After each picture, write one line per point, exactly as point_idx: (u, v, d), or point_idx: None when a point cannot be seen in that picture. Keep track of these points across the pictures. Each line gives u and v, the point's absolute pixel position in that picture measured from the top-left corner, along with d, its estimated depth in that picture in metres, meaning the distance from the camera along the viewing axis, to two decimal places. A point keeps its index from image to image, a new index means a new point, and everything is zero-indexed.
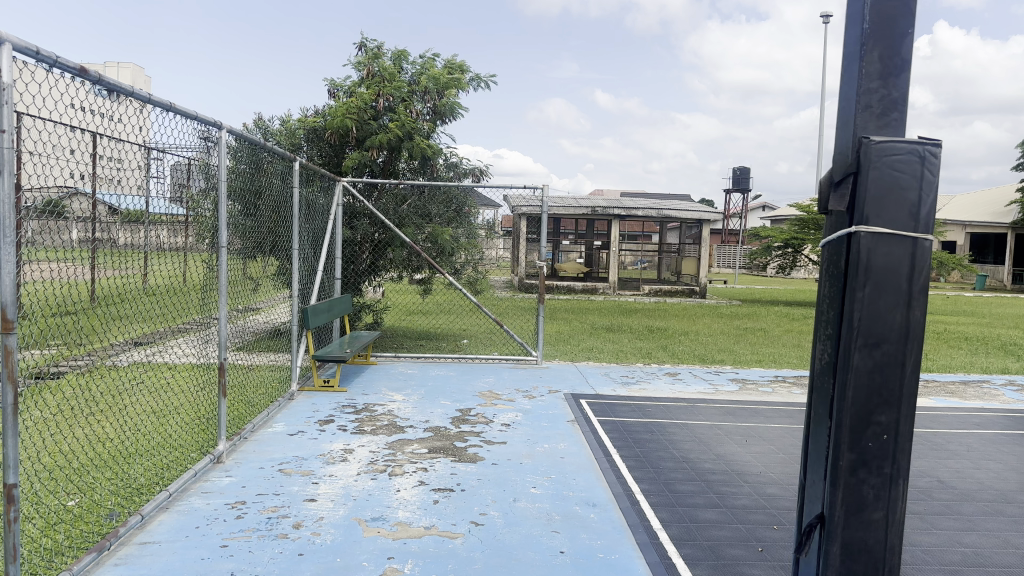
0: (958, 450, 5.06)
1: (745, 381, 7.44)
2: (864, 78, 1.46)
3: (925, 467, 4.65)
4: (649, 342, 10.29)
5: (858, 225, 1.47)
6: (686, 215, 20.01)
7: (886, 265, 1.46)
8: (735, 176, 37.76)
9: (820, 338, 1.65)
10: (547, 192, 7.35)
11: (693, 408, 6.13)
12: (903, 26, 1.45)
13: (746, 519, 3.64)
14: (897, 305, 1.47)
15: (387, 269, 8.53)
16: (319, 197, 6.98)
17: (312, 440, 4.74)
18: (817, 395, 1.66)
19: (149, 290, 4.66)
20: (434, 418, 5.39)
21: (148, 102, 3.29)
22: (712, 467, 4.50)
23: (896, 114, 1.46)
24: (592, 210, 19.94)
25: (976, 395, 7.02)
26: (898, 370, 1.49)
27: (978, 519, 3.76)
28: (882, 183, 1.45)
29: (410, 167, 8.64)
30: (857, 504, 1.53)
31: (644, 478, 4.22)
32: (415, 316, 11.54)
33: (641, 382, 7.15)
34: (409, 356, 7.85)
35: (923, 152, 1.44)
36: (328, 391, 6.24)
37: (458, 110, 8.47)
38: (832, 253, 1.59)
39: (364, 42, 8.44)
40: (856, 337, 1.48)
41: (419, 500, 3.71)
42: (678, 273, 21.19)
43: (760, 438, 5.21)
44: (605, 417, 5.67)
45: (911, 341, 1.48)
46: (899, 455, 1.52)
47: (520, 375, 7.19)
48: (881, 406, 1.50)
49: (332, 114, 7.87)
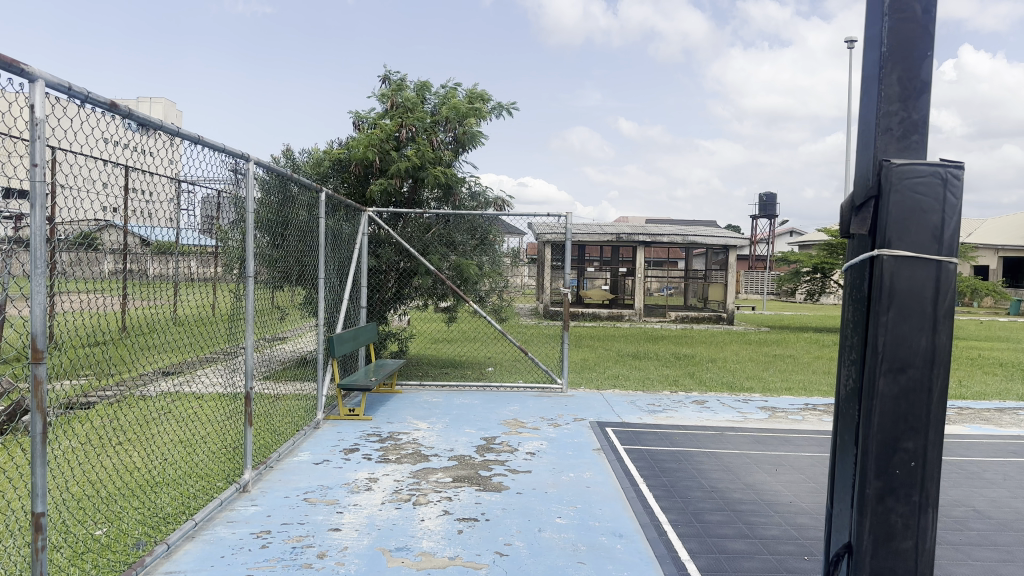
0: (995, 479, 4.92)
1: (775, 409, 7.31)
2: (884, 100, 1.46)
3: (959, 496, 4.53)
4: (676, 369, 10.19)
5: (880, 248, 1.45)
6: (711, 242, 19.88)
7: (909, 289, 1.44)
8: (763, 203, 37.55)
9: (845, 363, 1.63)
10: (571, 220, 7.35)
11: (722, 436, 6.04)
12: (922, 48, 1.44)
13: (776, 550, 3.56)
14: (922, 329, 1.44)
15: (412, 296, 8.58)
16: (344, 226, 7.03)
17: (337, 469, 4.75)
18: (843, 422, 1.63)
19: (177, 320, 4.69)
20: (458, 446, 5.37)
21: (177, 135, 3.36)
22: (742, 497, 4.42)
23: (917, 137, 1.45)
24: (616, 236, 19.92)
25: (1013, 422, 6.84)
26: (924, 397, 1.46)
27: (1014, 550, 3.65)
28: (903, 206, 1.43)
29: (435, 197, 8.69)
30: (885, 532, 1.49)
31: (671, 509, 4.15)
32: (440, 344, 11.56)
33: (668, 410, 7.08)
34: (434, 384, 7.84)
35: (945, 174, 1.42)
36: (354, 420, 6.24)
37: (479, 138, 8.54)
38: (854, 278, 1.57)
39: (387, 74, 8.55)
40: (880, 362, 1.45)
41: (443, 530, 3.68)
42: (705, 300, 21.04)
43: (790, 467, 5.11)
44: (632, 446, 5.60)
45: (938, 365, 1.45)
46: (928, 482, 1.48)
47: (546, 403, 7.14)
48: (907, 432, 1.46)
49: (356, 144, 7.99)
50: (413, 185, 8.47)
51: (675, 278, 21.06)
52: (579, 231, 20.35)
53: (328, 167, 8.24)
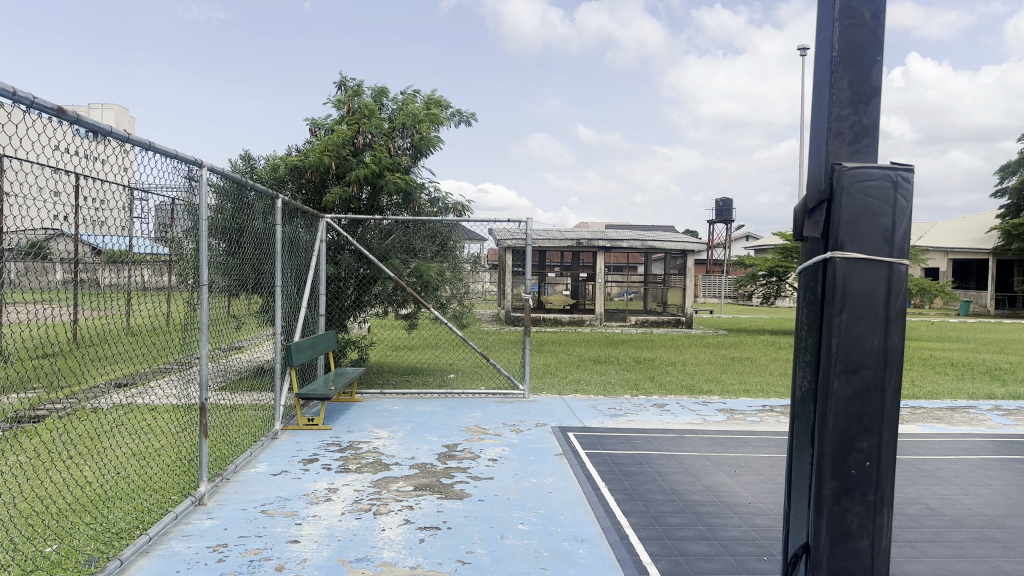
0: (946, 476, 5.05)
1: (733, 411, 7.41)
2: (835, 105, 1.48)
3: (913, 494, 4.64)
4: (637, 373, 10.26)
5: (833, 250, 1.47)
6: (669, 246, 20.09)
7: (861, 290, 1.46)
8: (720, 209, 38.09)
9: (800, 365, 1.65)
10: (532, 226, 7.37)
11: (682, 438, 6.10)
12: (872, 53, 1.47)
13: (736, 551, 3.60)
14: (874, 329, 1.47)
15: (372, 304, 8.52)
16: (301, 233, 6.95)
17: (296, 480, 4.66)
18: (798, 422, 1.65)
19: (131, 330, 4.57)
20: (419, 454, 5.33)
21: (128, 142, 3.27)
22: (702, 499, 4.46)
23: (867, 140, 1.48)
24: (577, 241, 20.00)
25: (963, 420, 7.04)
26: (878, 397, 1.48)
27: (967, 546, 3.74)
28: (854, 209, 1.45)
29: (394, 203, 8.66)
30: (842, 532, 1.51)
31: (632, 512, 4.16)
32: (401, 351, 11.47)
33: (629, 414, 7.12)
34: (395, 392, 7.78)
35: (896, 176, 1.44)
36: (312, 429, 6.15)
37: (437, 144, 8.51)
38: (808, 280, 1.60)
39: (343, 80, 8.50)
40: (834, 363, 1.47)
41: (405, 539, 3.64)
42: (665, 304, 21.26)
43: (749, 468, 5.18)
44: (594, 450, 5.62)
45: (890, 366, 1.48)
46: (882, 481, 1.50)
47: (508, 409, 7.12)
48: (862, 432, 1.48)
49: (312, 150, 7.94)
50: (372, 193, 8.41)
51: (634, 283, 21.23)
52: (539, 237, 20.38)
53: (285, 173, 8.13)
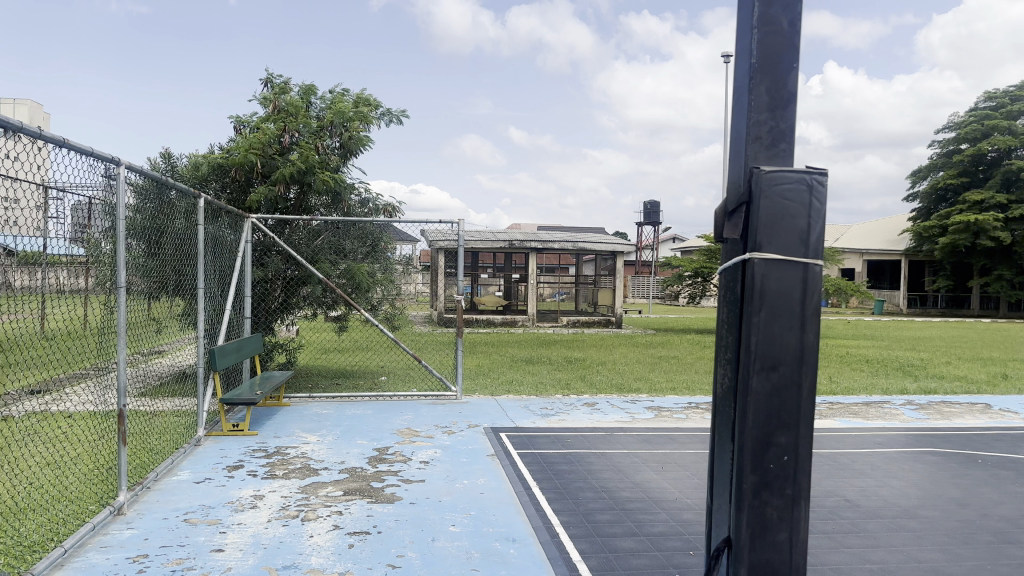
0: (862, 469, 5.26)
1: (662, 409, 7.56)
2: (754, 110, 1.53)
3: (831, 486, 4.82)
4: (568, 373, 10.36)
5: (752, 251, 1.51)
6: (599, 247, 20.37)
7: (778, 289, 1.51)
8: (648, 211, 38.85)
9: (720, 363, 1.70)
10: (463, 227, 7.36)
11: (612, 437, 6.19)
12: (789, 60, 1.52)
13: (664, 546, 3.67)
14: (791, 327, 1.52)
15: (300, 306, 8.35)
16: (225, 233, 6.75)
17: (220, 487, 4.53)
18: (719, 419, 1.70)
19: (44, 334, 4.35)
20: (349, 458, 5.25)
21: (41, 138, 3.10)
22: (631, 496, 4.53)
23: (784, 145, 1.53)
24: (509, 243, 20.06)
25: (878, 415, 7.37)
26: (795, 393, 1.53)
27: (881, 535, 3.91)
28: (771, 211, 1.50)
29: (323, 203, 8.52)
30: (761, 525, 1.56)
31: (563, 510, 4.20)
32: (330, 354, 11.28)
33: (560, 413, 7.18)
34: (324, 395, 7.63)
35: (811, 180, 1.50)
36: (238, 435, 5.98)
37: (367, 143, 8.41)
38: (728, 280, 1.64)
39: (270, 77, 8.31)
40: (753, 360, 1.51)
41: (334, 545, 3.57)
42: (595, 305, 21.54)
43: (676, 465, 5.29)
44: (525, 450, 5.64)
45: (806, 363, 1.53)
46: (799, 474, 1.56)
47: (439, 411, 7.09)
48: (779, 427, 1.53)
49: (237, 148, 7.72)
50: (300, 192, 8.24)
51: (565, 283, 21.43)
52: (471, 238, 20.37)
53: (208, 172, 7.88)
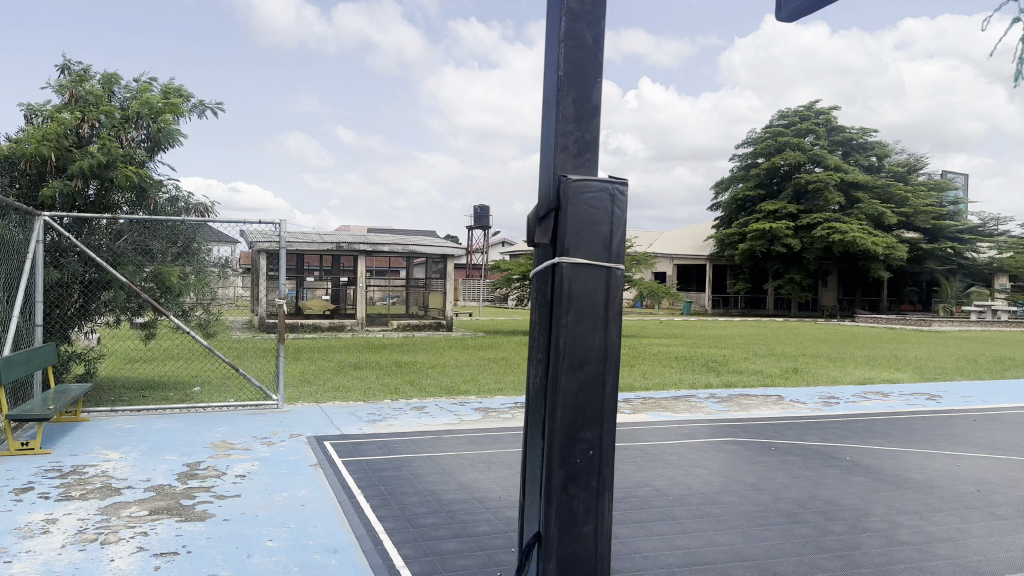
0: (671, 459, 5.65)
1: (488, 410, 7.69)
2: (561, 120, 1.59)
3: (643, 477, 5.13)
4: (397, 377, 10.27)
5: (560, 256, 1.58)
6: (428, 250, 20.38)
7: (584, 292, 1.58)
8: (476, 215, 39.40)
9: (531, 364, 1.75)
10: (285, 227, 7.09)
11: (439, 440, 6.21)
12: (593, 74, 1.60)
13: (487, 545, 3.74)
14: (596, 329, 1.60)
15: (101, 312, 7.65)
16: (10, 231, 6.05)
17: (3, 513, 4.04)
18: (531, 418, 1.75)
19: None
20: (157, 475, 4.88)
21: None
22: (456, 497, 4.57)
23: (589, 155, 1.61)
24: (336, 246, 19.57)
25: (685, 408, 7.95)
26: (599, 390, 1.61)
27: (686, 521, 4.21)
28: (578, 217, 1.57)
29: (128, 201, 7.86)
30: (568, 518, 1.62)
31: (387, 517, 4.15)
32: (138, 363, 10.43)
33: (387, 418, 7.10)
34: (129, 408, 7.04)
35: (613, 189, 1.59)
36: (25, 455, 5.37)
37: (179, 137, 7.88)
38: (539, 283, 1.70)
39: (65, 62, 7.56)
40: (562, 360, 1.57)
41: (137, 569, 3.30)
42: (425, 308, 21.52)
43: (501, 464, 5.41)
44: (351, 457, 5.52)
45: (609, 362, 1.61)
46: (604, 468, 1.64)
47: (259, 421, 6.77)
48: (585, 423, 1.61)
49: (25, 138, 6.93)
50: (101, 187, 7.56)
51: (394, 287, 21.24)
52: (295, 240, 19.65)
53: None
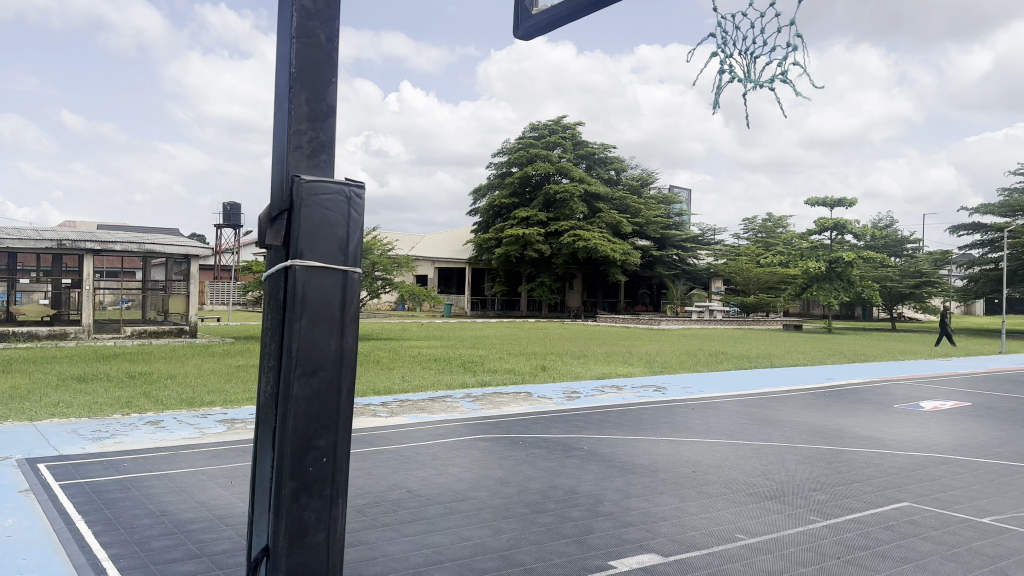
0: (424, 460, 5.72)
1: (235, 420, 7.24)
2: (294, 118, 1.55)
3: (396, 480, 5.15)
4: (130, 389, 9.31)
5: (293, 259, 1.53)
6: (169, 250, 18.74)
7: (318, 296, 1.55)
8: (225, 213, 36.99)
9: (263, 371, 1.68)
10: None
11: (177, 455, 5.73)
12: (327, 74, 1.58)
13: (227, 564, 3.51)
14: (331, 333, 1.57)
15: None
16: None
17: None
18: (263, 427, 1.68)
19: None
20: None
21: None
22: (194, 516, 4.24)
23: (324, 156, 1.59)
24: (57, 243, 17.30)
25: (440, 409, 8.10)
26: (334, 396, 1.58)
27: (437, 520, 4.29)
28: (311, 219, 1.54)
29: None
30: (299, 529, 1.58)
31: (111, 543, 3.74)
32: None
33: (116, 435, 6.41)
34: None
35: (349, 192, 1.57)
36: None
37: None
38: (272, 286, 1.64)
39: None
40: (294, 366, 1.53)
41: None
42: (165, 312, 19.75)
43: (247, 477, 5.12)
44: (69, 480, 4.90)
45: (344, 367, 1.59)
46: (338, 475, 1.61)
47: None
48: (319, 430, 1.57)
49: None
50: None
51: (129, 289, 19.24)
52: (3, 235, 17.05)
53: None
